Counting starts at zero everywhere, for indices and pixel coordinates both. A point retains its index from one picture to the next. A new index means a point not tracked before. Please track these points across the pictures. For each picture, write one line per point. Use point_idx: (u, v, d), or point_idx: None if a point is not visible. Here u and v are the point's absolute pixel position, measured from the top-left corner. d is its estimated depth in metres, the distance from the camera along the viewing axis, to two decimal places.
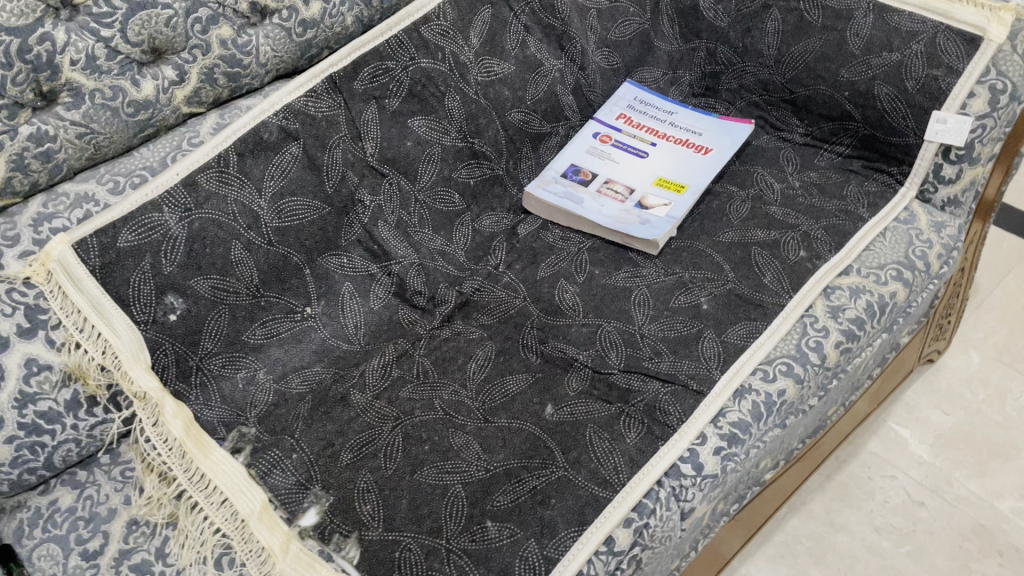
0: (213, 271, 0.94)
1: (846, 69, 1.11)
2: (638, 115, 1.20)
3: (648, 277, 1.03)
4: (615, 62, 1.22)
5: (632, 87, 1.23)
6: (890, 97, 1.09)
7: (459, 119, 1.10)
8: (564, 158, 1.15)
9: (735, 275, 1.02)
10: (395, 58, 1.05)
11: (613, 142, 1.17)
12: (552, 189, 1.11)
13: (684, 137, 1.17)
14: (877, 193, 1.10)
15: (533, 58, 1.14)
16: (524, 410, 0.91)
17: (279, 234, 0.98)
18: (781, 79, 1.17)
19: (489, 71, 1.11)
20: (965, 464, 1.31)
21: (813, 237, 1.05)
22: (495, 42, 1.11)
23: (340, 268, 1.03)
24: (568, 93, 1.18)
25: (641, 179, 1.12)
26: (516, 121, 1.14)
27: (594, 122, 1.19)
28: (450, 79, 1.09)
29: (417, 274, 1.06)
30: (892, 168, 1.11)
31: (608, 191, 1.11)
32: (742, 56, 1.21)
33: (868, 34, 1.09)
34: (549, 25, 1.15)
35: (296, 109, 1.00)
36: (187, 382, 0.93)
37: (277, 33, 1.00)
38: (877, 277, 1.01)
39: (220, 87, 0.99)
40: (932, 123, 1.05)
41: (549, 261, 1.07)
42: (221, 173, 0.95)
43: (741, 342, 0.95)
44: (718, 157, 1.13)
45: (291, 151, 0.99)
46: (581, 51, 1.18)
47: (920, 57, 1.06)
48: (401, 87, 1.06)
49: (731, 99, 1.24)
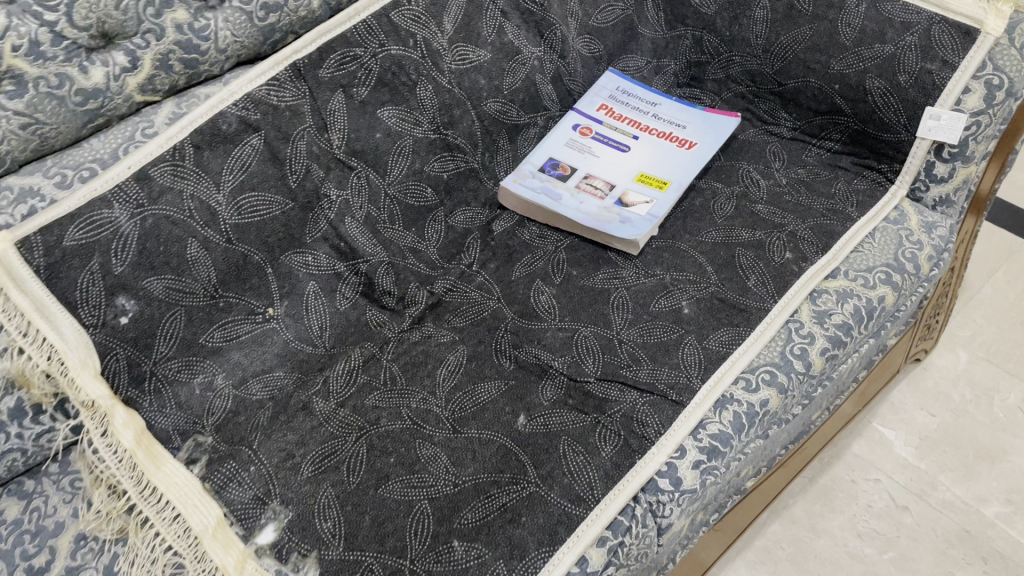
0: (167, 271, 0.89)
1: (837, 61, 1.06)
2: (620, 106, 1.15)
3: (628, 278, 0.98)
4: (596, 49, 1.17)
5: (614, 76, 1.18)
6: (882, 93, 1.04)
7: (432, 110, 1.05)
8: (543, 151, 1.10)
9: (719, 277, 0.97)
10: (364, 45, 0.99)
11: (594, 134, 1.12)
12: (529, 184, 1.06)
13: (667, 130, 1.12)
14: (867, 191, 1.05)
15: (511, 45, 1.09)
16: (496, 420, 0.87)
17: (238, 232, 0.93)
18: (770, 70, 1.12)
19: (463, 58, 1.06)
20: (951, 467, 1.28)
21: (800, 237, 1.01)
22: (470, 27, 1.06)
23: (303, 267, 0.98)
24: (546, 82, 1.13)
25: (622, 174, 1.07)
26: (493, 111, 1.10)
27: (574, 113, 1.14)
28: (422, 66, 1.03)
29: (387, 273, 1.01)
30: (882, 167, 1.06)
31: (588, 187, 1.06)
32: (729, 44, 1.15)
33: (860, 24, 1.04)
34: (527, 10, 1.10)
35: (258, 98, 0.94)
36: (140, 388, 0.88)
37: (237, 17, 0.94)
38: (865, 280, 0.98)
39: (176, 74, 0.93)
40: (926, 120, 1.00)
41: (525, 260, 1.02)
42: (176, 167, 0.90)
43: (722, 349, 0.91)
44: (702, 152, 1.09)
45: (251, 143, 0.94)
46: (561, 38, 1.13)
47: (913, 50, 1.01)
48: (370, 76, 1.00)
49: (717, 90, 1.19)
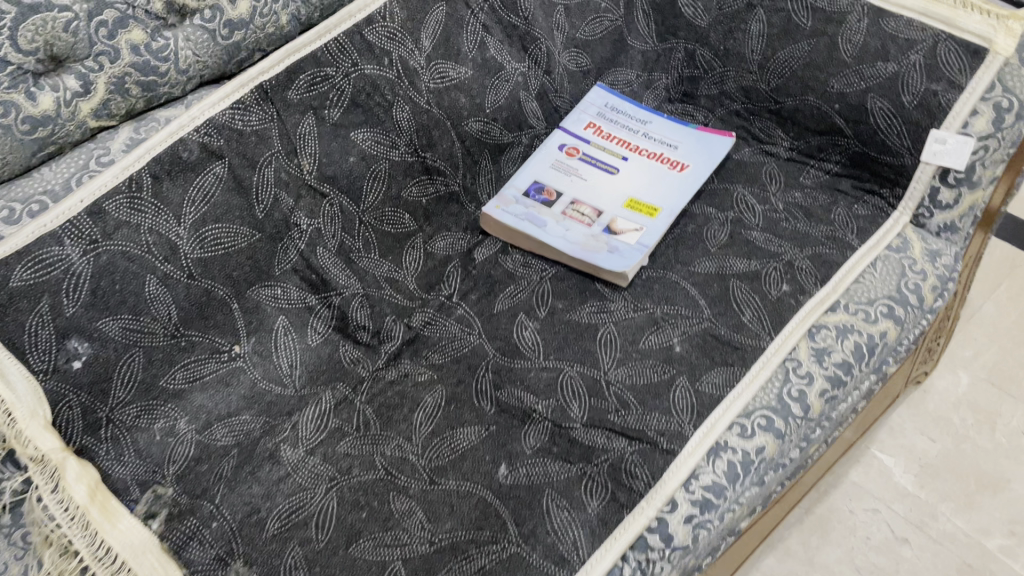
0: (123, 311, 0.83)
1: (837, 79, 1.01)
2: (609, 124, 1.09)
3: (616, 312, 0.93)
4: (584, 64, 1.11)
5: (603, 92, 1.12)
6: (885, 114, 0.98)
7: (409, 131, 0.99)
8: (527, 174, 1.04)
9: (712, 312, 0.92)
10: (335, 65, 0.93)
11: (581, 155, 1.06)
12: (513, 211, 1.00)
13: (658, 151, 1.06)
14: (868, 218, 1.00)
15: (493, 61, 1.03)
16: (475, 470, 0.82)
17: (201, 267, 0.87)
18: (766, 87, 1.07)
19: (443, 76, 1.00)
20: (952, 496, 1.24)
21: (797, 268, 0.96)
22: (450, 44, 1.00)
23: (272, 300, 0.92)
24: (531, 99, 1.08)
25: (610, 200, 1.01)
26: (474, 131, 1.04)
27: (560, 132, 1.08)
28: (399, 86, 0.97)
29: (361, 306, 0.96)
30: (884, 191, 1.01)
31: (574, 213, 1.00)
32: (724, 59, 1.10)
33: (861, 40, 0.99)
34: (510, 25, 1.04)
35: (221, 123, 0.88)
36: (95, 436, 0.82)
37: (199, 36, 0.88)
38: (867, 314, 0.93)
39: (133, 97, 0.87)
40: (931, 143, 0.95)
41: (508, 292, 0.97)
42: (132, 199, 0.84)
43: (716, 392, 0.86)
44: (695, 175, 1.03)
45: (215, 171, 0.88)
46: (547, 53, 1.07)
47: (918, 69, 0.96)
48: (343, 96, 0.94)
49: (712, 107, 1.12)
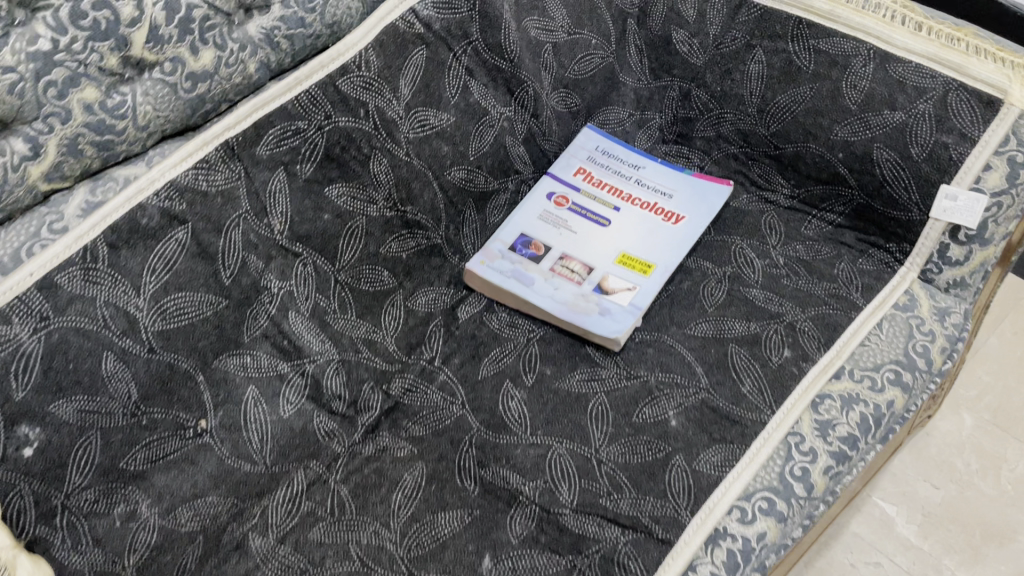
0: (78, 391, 0.77)
1: (841, 126, 0.95)
2: (600, 170, 1.03)
3: (607, 381, 0.88)
4: (573, 104, 1.05)
5: (594, 134, 1.06)
6: (892, 165, 0.93)
7: (388, 185, 0.93)
8: (513, 225, 0.98)
9: (709, 381, 0.87)
10: (307, 117, 0.87)
11: (571, 204, 1.00)
12: (498, 267, 0.95)
13: (652, 200, 1.00)
14: (874, 274, 0.95)
15: (477, 106, 0.98)
16: (458, 561, 0.77)
17: (163, 339, 0.81)
18: (765, 131, 1.01)
19: (423, 124, 0.94)
20: (956, 549, 1.20)
21: (799, 330, 0.90)
22: (431, 90, 0.94)
23: (242, 370, 0.86)
24: (518, 144, 1.02)
25: (601, 255, 0.95)
26: (457, 180, 0.98)
27: (548, 179, 1.02)
28: (376, 138, 0.91)
29: (337, 373, 0.90)
30: (891, 246, 0.95)
31: (563, 269, 0.95)
32: (721, 101, 1.04)
33: (866, 86, 0.93)
34: (495, 67, 0.98)
35: (183, 185, 0.82)
36: (49, 525, 0.74)
37: (158, 90, 0.82)
38: (873, 382, 0.87)
39: (88, 157, 0.80)
40: (940, 199, 0.90)
41: (492, 356, 0.91)
42: (87, 271, 0.77)
43: (714, 473, 0.81)
44: (691, 228, 0.97)
45: (177, 237, 0.82)
46: (534, 96, 1.01)
47: (927, 119, 0.90)
48: (316, 151, 0.88)
49: (707, 149, 1.07)
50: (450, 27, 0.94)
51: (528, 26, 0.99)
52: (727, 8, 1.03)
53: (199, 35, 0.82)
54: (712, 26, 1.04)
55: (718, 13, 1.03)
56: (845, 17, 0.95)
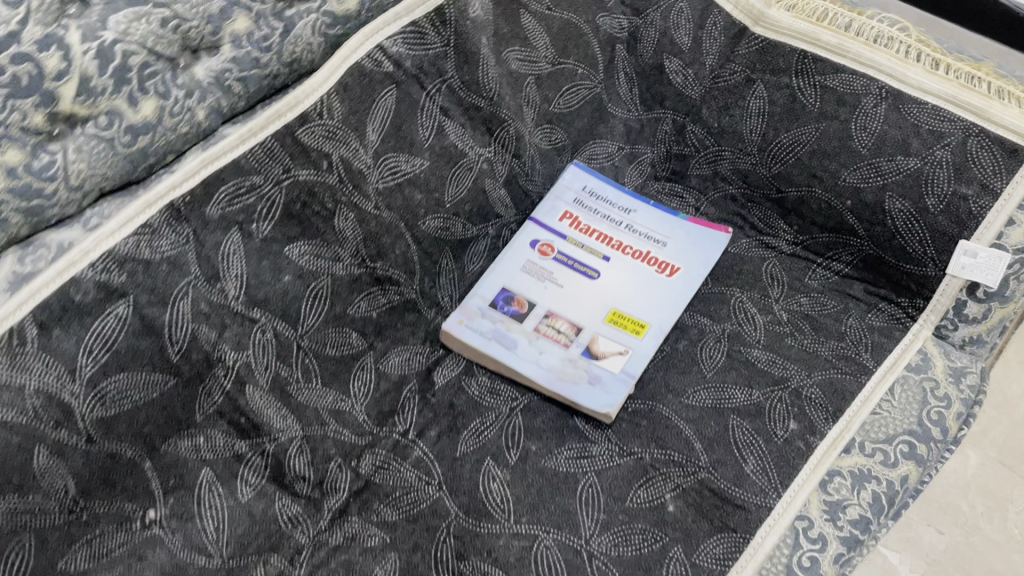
0: (7, 491, 0.67)
1: (850, 171, 0.87)
2: (588, 215, 0.95)
3: (598, 459, 0.80)
4: (557, 140, 0.97)
5: (580, 172, 0.97)
6: (905, 216, 0.85)
7: (355, 241, 0.84)
8: (494, 278, 0.90)
9: (709, 459, 0.79)
10: (263, 172, 0.78)
11: (556, 254, 0.92)
12: (477, 327, 0.87)
13: (644, 248, 0.92)
14: (884, 330, 0.88)
15: (453, 148, 0.89)
16: None
17: (103, 428, 0.72)
18: (767, 172, 0.93)
19: (395, 170, 0.86)
20: None
21: (806, 397, 0.83)
22: (402, 133, 0.85)
23: (195, 452, 0.77)
24: (498, 186, 0.94)
25: (590, 313, 0.88)
26: (432, 230, 0.90)
27: (532, 224, 0.94)
28: (341, 191, 0.82)
29: (301, 452, 0.82)
30: (903, 301, 0.88)
31: (548, 329, 0.86)
32: (718, 137, 0.96)
33: (878, 128, 0.86)
34: (472, 106, 0.89)
35: (123, 254, 0.73)
36: None
37: (94, 146, 0.71)
38: (885, 455, 0.81)
39: (14, 224, 0.69)
40: (959, 255, 0.83)
41: (472, 428, 0.83)
42: (15, 357, 0.68)
43: (717, 567, 0.74)
44: (686, 281, 0.90)
45: (117, 312, 0.73)
46: (516, 135, 0.93)
47: (946, 167, 0.83)
48: (273, 208, 0.79)
49: (703, 189, 0.98)
50: (422, 64, 0.86)
51: (508, 58, 0.91)
52: (725, 36, 0.95)
53: (138, 84, 0.73)
54: (708, 55, 0.96)
55: (714, 41, 0.96)
56: (854, 51, 0.87)
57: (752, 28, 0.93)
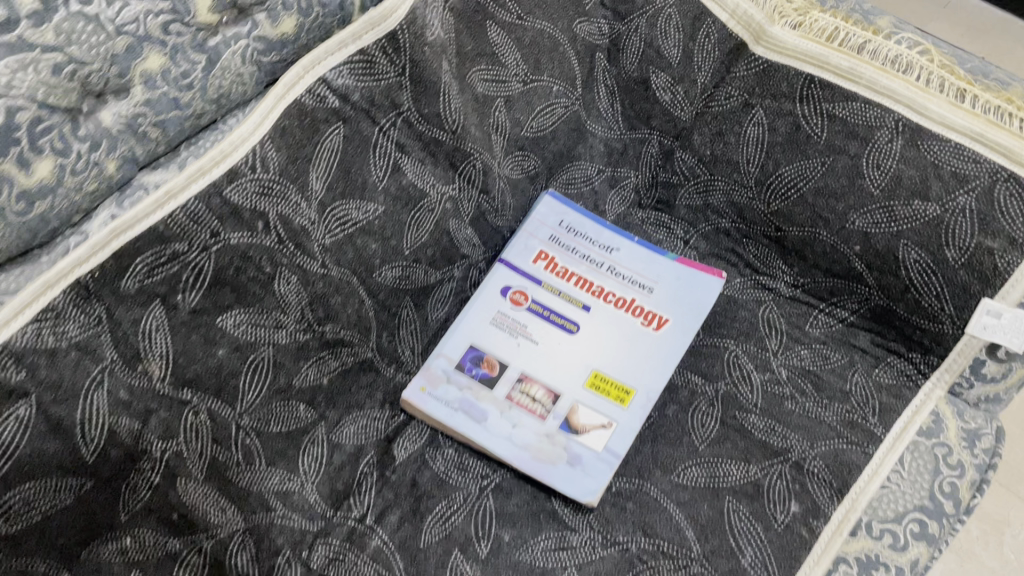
0: None
1: (858, 213, 0.78)
2: (565, 255, 0.85)
3: (579, 550, 0.71)
4: (530, 168, 0.87)
5: (556, 204, 0.87)
6: (921, 268, 0.76)
7: (299, 305, 0.73)
8: (461, 335, 0.80)
9: (703, 548, 0.71)
10: (186, 240, 0.67)
11: (530, 303, 0.82)
12: (442, 395, 0.77)
13: (629, 296, 0.83)
14: (893, 389, 0.80)
15: (412, 189, 0.78)
16: None
17: (9, 547, 0.63)
18: (765, 207, 0.83)
19: (345, 219, 0.74)
20: None
21: (808, 472, 0.75)
22: (352, 176, 0.74)
23: (121, 556, 0.69)
24: (464, 226, 0.83)
25: (569, 376, 0.78)
26: (389, 280, 0.79)
27: (503, 268, 0.83)
28: (281, 253, 0.71)
29: (243, 547, 0.71)
30: (914, 356, 0.80)
31: (522, 397, 0.77)
32: (711, 166, 0.85)
33: (893, 167, 0.76)
34: (432, 140, 0.78)
35: (21, 347, 0.62)
36: None
37: None
38: (894, 537, 0.73)
39: None
40: (981, 315, 0.74)
41: (437, 514, 0.74)
42: None
43: None
44: (676, 335, 0.80)
45: (17, 413, 0.61)
46: (483, 169, 0.82)
47: (968, 217, 0.73)
48: (201, 277, 0.68)
49: (693, 221, 0.89)
50: (374, 96, 0.74)
51: (473, 81, 0.80)
52: (720, 50, 0.83)
53: (30, 143, 0.59)
54: (700, 72, 0.84)
55: (708, 57, 0.83)
56: (869, 77, 0.76)
57: (752, 47, 0.81)
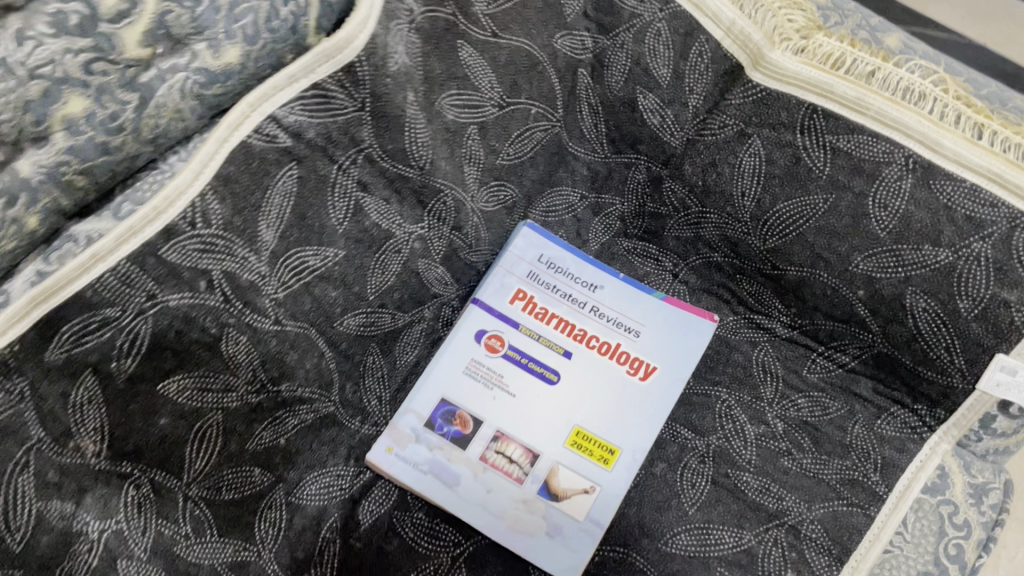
0: None
1: (863, 255, 0.72)
2: (545, 292, 0.78)
3: None
4: (506, 197, 0.79)
5: (535, 235, 0.79)
6: (929, 317, 0.70)
7: (251, 364, 0.66)
8: (431, 387, 0.73)
9: None
10: (119, 304, 0.60)
11: (507, 350, 0.75)
12: (411, 457, 0.71)
13: (614, 340, 0.76)
14: (895, 442, 0.74)
15: (376, 230, 0.71)
16: None
17: None
18: (761, 244, 0.77)
19: (300, 268, 0.67)
20: None
21: (805, 537, 0.70)
22: (308, 221, 0.67)
23: None
24: (435, 265, 0.76)
25: (550, 433, 0.72)
26: (353, 329, 0.72)
27: (477, 310, 0.76)
28: (227, 312, 0.64)
29: None
30: (920, 407, 0.74)
31: (498, 459, 0.71)
32: (702, 197, 0.78)
33: (901, 208, 0.69)
34: (398, 176, 0.71)
35: None
36: None
37: None
38: None
39: None
40: (994, 371, 0.69)
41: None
42: None
43: None
44: (664, 386, 0.74)
45: None
46: (455, 205, 0.75)
47: (984, 265, 0.67)
48: (137, 343, 0.61)
49: (683, 253, 0.82)
50: (331, 132, 0.67)
51: (443, 108, 0.72)
52: (714, 71, 0.74)
53: None
54: (692, 94, 0.76)
55: (700, 78, 0.75)
56: (877, 108, 0.69)
57: (748, 73, 0.73)
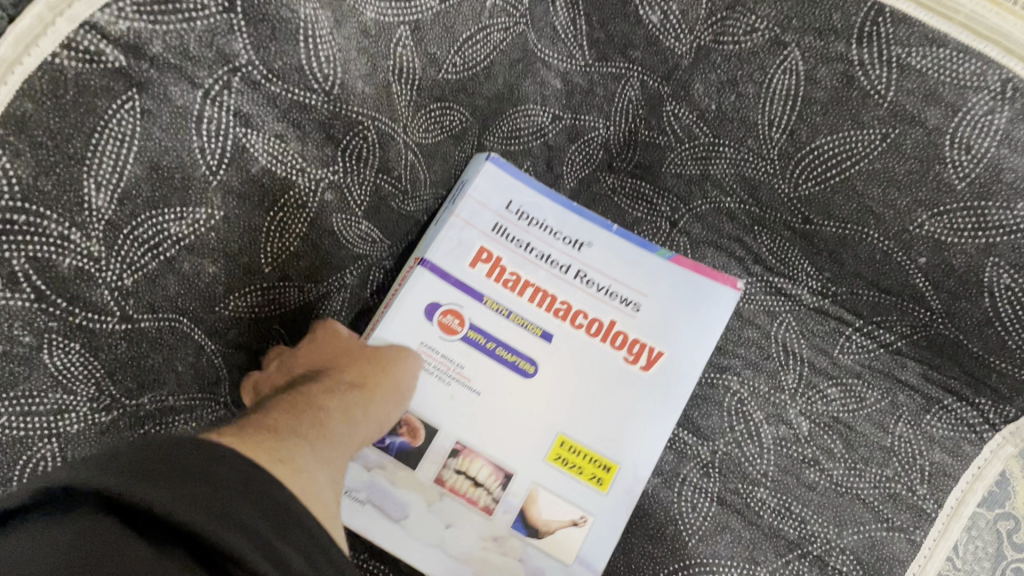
0: None
1: (931, 215, 0.54)
2: (516, 252, 0.59)
3: None
4: (454, 123, 0.59)
5: (501, 176, 0.59)
6: (1012, 296, 0.54)
7: (95, 376, 0.47)
8: None
9: None
10: None
11: (468, 332, 0.57)
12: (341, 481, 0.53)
13: (607, 317, 0.58)
14: (948, 444, 0.59)
15: (269, 180, 0.50)
16: None
17: None
18: (791, 188, 0.59)
19: (156, 241, 0.46)
20: None
21: (832, 569, 0.56)
22: (162, 173, 0.45)
23: None
24: (359, 220, 0.57)
25: (526, 445, 0.56)
26: (246, 312, 0.53)
27: (428, 278, 0.57)
28: (47, 314, 0.44)
29: None
30: (983, 403, 0.59)
31: (460, 480, 0.55)
32: (715, 124, 0.60)
33: (990, 151, 0.50)
34: (295, 105, 0.49)
35: None
36: None
37: None
38: None
39: None
40: None
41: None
42: None
43: None
44: (672, 380, 0.57)
45: None
46: (383, 140, 0.55)
47: None
48: None
49: (687, 193, 0.63)
50: (184, 44, 0.44)
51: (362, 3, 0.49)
52: None
53: None
54: None
55: None
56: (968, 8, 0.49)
57: None
